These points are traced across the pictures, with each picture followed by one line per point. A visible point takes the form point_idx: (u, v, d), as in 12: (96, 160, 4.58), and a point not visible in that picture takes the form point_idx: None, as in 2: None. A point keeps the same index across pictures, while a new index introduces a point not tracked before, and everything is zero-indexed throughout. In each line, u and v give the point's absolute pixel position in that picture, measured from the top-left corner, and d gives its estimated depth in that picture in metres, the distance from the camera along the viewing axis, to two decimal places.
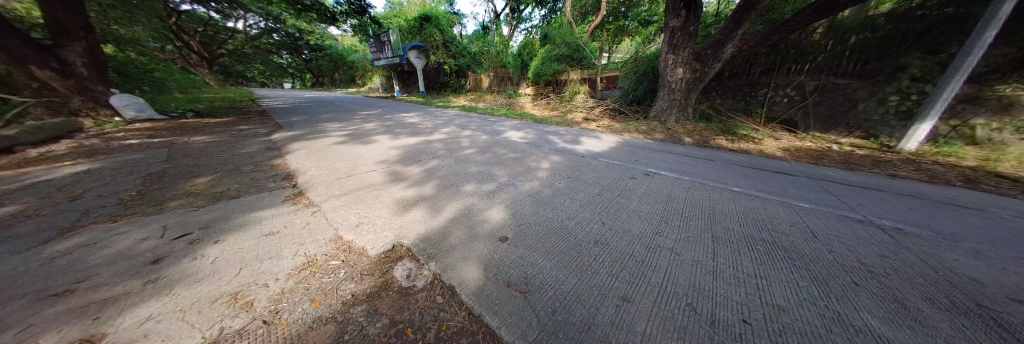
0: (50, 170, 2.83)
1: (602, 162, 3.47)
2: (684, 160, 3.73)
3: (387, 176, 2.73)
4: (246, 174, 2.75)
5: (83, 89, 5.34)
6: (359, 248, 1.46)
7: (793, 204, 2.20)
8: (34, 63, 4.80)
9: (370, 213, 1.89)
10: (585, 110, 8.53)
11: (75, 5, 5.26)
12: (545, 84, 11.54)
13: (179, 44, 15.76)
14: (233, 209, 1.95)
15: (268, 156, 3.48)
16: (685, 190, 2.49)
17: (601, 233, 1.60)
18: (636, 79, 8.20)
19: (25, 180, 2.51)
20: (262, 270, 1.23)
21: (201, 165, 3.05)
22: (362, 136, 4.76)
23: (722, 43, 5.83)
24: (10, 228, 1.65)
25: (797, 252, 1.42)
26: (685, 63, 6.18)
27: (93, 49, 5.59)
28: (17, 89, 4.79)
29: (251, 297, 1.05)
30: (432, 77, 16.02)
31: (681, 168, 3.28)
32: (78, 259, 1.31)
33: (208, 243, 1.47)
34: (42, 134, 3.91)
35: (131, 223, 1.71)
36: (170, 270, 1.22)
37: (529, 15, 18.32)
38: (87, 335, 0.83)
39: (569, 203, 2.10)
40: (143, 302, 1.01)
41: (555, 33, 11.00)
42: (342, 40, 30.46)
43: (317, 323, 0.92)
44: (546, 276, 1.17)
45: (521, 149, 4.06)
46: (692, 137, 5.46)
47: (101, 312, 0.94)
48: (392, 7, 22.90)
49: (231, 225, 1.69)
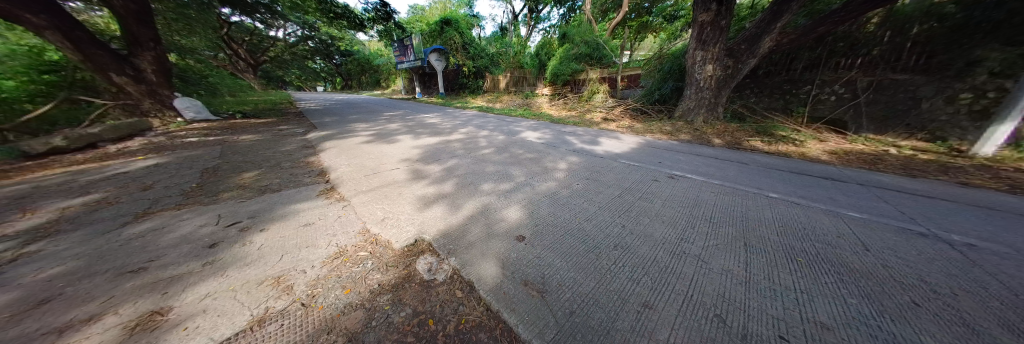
0: (127, 163, 3.28)
1: (622, 163, 3.37)
2: (711, 162, 3.53)
3: (409, 173, 2.85)
4: (286, 170, 3.01)
5: (152, 93, 6.11)
6: (384, 241, 1.53)
7: (838, 213, 1.98)
8: (113, 70, 5.56)
9: (394, 208, 1.98)
10: (604, 110, 8.34)
11: (146, 19, 6.02)
12: (563, 84, 11.42)
13: (230, 52, 17.60)
14: (275, 201, 2.13)
15: (304, 154, 3.77)
16: (713, 194, 2.34)
17: (621, 236, 1.56)
18: (660, 77, 7.85)
19: (107, 172, 2.93)
20: (300, 257, 1.34)
21: (247, 161, 3.38)
22: (387, 136, 5.00)
23: (759, 37, 5.39)
24: (97, 213, 1.94)
25: (844, 266, 1.28)
26: (716, 60, 5.82)
27: (161, 57, 6.39)
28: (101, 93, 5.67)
29: (290, 281, 1.15)
30: (452, 79, 16.40)
31: (708, 171, 3.09)
32: (150, 241, 1.51)
33: (254, 231, 1.62)
34: (119, 133, 4.53)
35: (192, 211, 1.93)
36: (224, 254, 1.37)
37: (548, 15, 18.19)
38: (157, 308, 0.97)
39: (588, 205, 2.06)
40: (202, 281, 1.14)
41: (573, 32, 10.88)
42: (368, 45, 32.25)
43: (347, 309, 0.99)
44: (564, 277, 1.16)
45: (538, 150, 4.04)
46: (722, 138, 5.14)
47: (168, 289, 1.09)
48: (414, 12, 23.84)
49: (274, 216, 1.85)
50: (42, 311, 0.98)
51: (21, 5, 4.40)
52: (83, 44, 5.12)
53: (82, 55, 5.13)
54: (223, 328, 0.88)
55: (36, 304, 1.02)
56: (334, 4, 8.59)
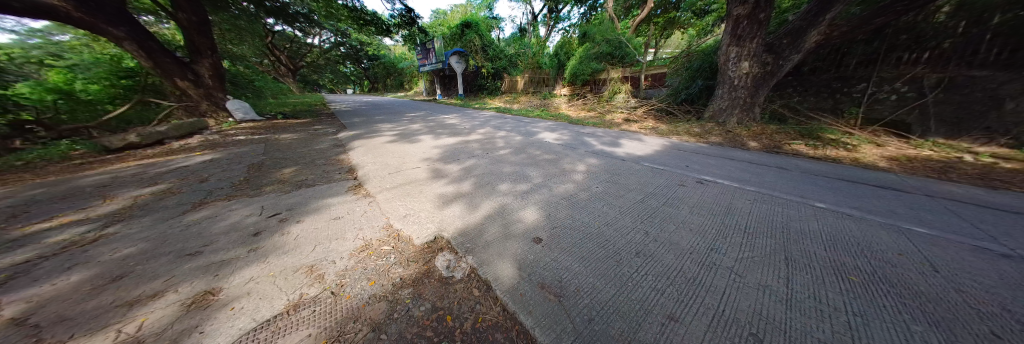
0: (187, 158, 3.72)
1: (645, 166, 3.23)
2: (745, 167, 3.28)
3: (429, 172, 2.95)
4: (320, 167, 3.24)
5: (208, 96, 6.88)
6: (406, 236, 1.60)
7: (897, 227, 1.74)
8: (177, 75, 6.33)
9: (415, 205, 2.06)
10: (626, 111, 8.04)
11: (206, 30, 6.81)
12: (582, 84, 11.21)
13: (274, 59, 19.37)
14: (309, 195, 2.30)
15: (335, 152, 4.03)
16: (747, 202, 2.16)
17: (643, 243, 1.49)
18: (688, 76, 7.42)
19: (172, 166, 3.34)
20: (331, 249, 1.43)
21: (286, 158, 3.69)
22: (409, 136, 5.21)
23: (805, 31, 4.91)
24: (164, 201, 2.23)
25: (906, 287, 1.12)
26: (752, 56, 5.40)
27: (218, 64, 7.15)
28: (164, 96, 6.52)
29: (322, 270, 1.23)
30: (471, 80, 16.71)
31: (742, 177, 2.87)
32: (205, 228, 1.71)
33: (292, 222, 1.77)
34: (181, 131, 5.14)
35: (239, 202, 2.14)
36: (265, 242, 1.51)
37: (568, 14, 17.96)
38: (210, 288, 1.10)
39: (607, 209, 2.00)
40: (247, 266, 1.26)
41: (594, 31, 10.62)
42: (393, 49, 33.83)
43: (372, 300, 1.05)
44: (582, 283, 1.14)
45: (556, 151, 3.99)
46: (758, 141, 4.74)
47: (219, 271, 1.22)
48: (437, 16, 24.68)
49: (309, 209, 2.00)
50: (118, 286, 1.13)
51: (105, 19, 5.13)
52: (153, 52, 5.86)
53: (153, 63, 5.89)
54: (264, 310, 0.97)
55: (113, 280, 1.19)
56: (363, 11, 9.11)
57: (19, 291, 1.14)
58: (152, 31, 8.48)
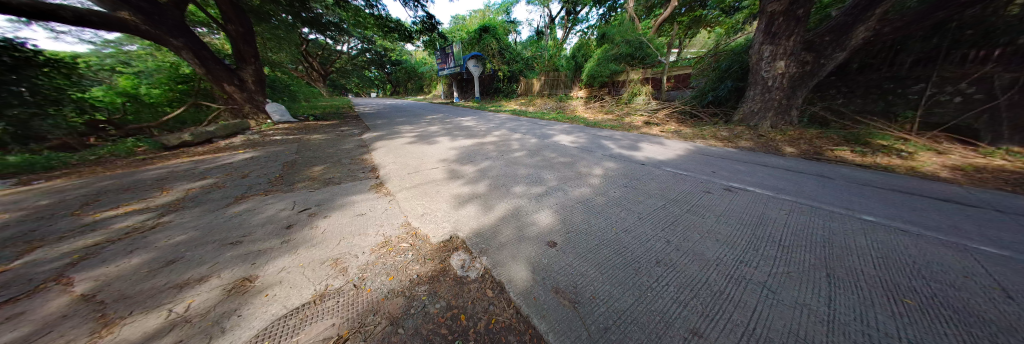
0: (231, 156, 4.09)
1: (666, 171, 3.10)
2: (778, 174, 3.04)
3: (446, 173, 3.02)
4: (346, 166, 3.43)
5: (250, 99, 7.55)
6: (423, 234, 1.64)
7: (962, 244, 1.52)
8: (225, 81, 7.01)
9: (432, 205, 2.12)
10: (646, 113, 7.77)
11: (250, 40, 7.50)
12: (600, 87, 11.00)
13: (307, 65, 20.93)
14: (336, 192, 2.45)
15: (360, 152, 4.25)
16: (781, 212, 1.99)
17: (665, 252, 1.42)
18: (715, 77, 7.03)
19: (219, 162, 3.70)
20: (353, 244, 1.50)
21: (316, 157, 3.95)
22: (428, 137, 5.38)
23: (851, 27, 4.48)
24: (211, 194, 2.47)
25: (983, 316, 0.96)
26: (789, 55, 5.01)
27: (259, 70, 7.83)
28: (215, 99, 7.32)
29: (345, 263, 1.30)
30: (487, 83, 16.96)
31: (776, 185, 2.66)
32: (245, 219, 1.86)
33: (320, 217, 1.88)
34: (227, 131, 5.69)
35: (274, 197, 2.32)
36: (296, 234, 1.62)
37: (586, 16, 17.73)
38: (248, 276, 1.19)
39: (626, 214, 1.93)
40: (280, 256, 1.36)
41: (614, 32, 10.38)
42: (414, 54, 35.25)
43: (390, 295, 1.09)
44: (598, 290, 1.11)
45: (572, 154, 3.94)
46: (795, 146, 4.38)
47: (256, 260, 1.32)
48: (456, 22, 25.42)
49: (335, 205, 2.12)
50: (171, 270, 1.27)
51: (167, 31, 5.79)
52: (206, 61, 6.56)
53: (206, 70, 6.57)
54: (294, 298, 1.05)
55: (167, 264, 1.33)
56: (388, 18, 9.59)
57: (91, 270, 1.31)
58: (206, 42, 9.50)
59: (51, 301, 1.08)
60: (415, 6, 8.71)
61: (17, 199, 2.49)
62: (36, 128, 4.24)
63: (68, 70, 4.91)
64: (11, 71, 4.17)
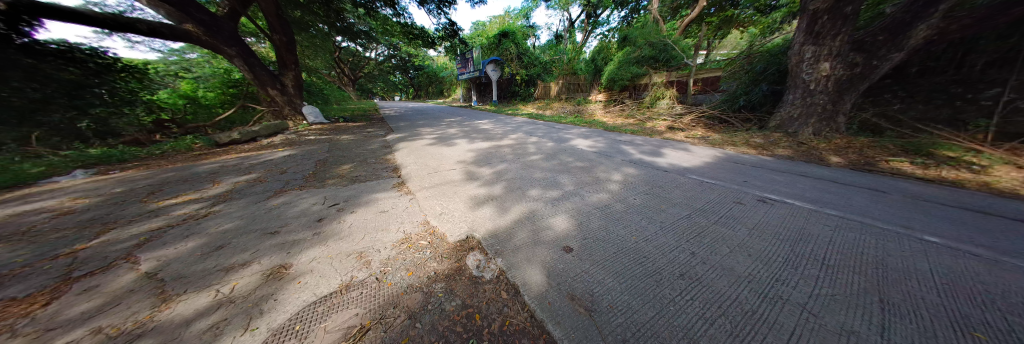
0: (271, 153, 4.47)
1: (691, 178, 2.94)
2: (821, 186, 2.77)
3: (464, 174, 3.08)
4: (371, 165, 3.63)
5: (290, 102, 8.20)
6: (441, 233, 1.69)
7: None
8: (269, 86, 7.67)
9: (450, 205, 2.17)
10: (670, 118, 7.45)
11: (292, 48, 8.20)
12: (620, 90, 10.73)
13: (339, 71, 22.49)
14: (362, 189, 2.59)
15: (384, 152, 4.47)
16: (824, 228, 1.82)
17: (690, 264, 1.34)
18: (749, 80, 6.58)
19: (262, 159, 4.07)
20: (376, 239, 1.58)
21: (344, 156, 4.21)
22: (447, 139, 5.54)
23: (909, 24, 4.01)
24: (254, 187, 2.72)
25: None
26: (836, 57, 4.59)
27: (298, 76, 8.53)
28: (260, 102, 8.06)
29: (368, 257, 1.36)
30: (505, 87, 17.14)
31: (817, 198, 2.42)
32: (282, 211, 2.03)
33: (347, 212, 2.00)
34: (269, 130, 6.25)
35: (307, 192, 2.50)
36: (326, 227, 1.73)
37: (607, 19, 17.42)
38: (283, 264, 1.29)
39: (647, 223, 1.85)
40: (312, 247, 1.47)
41: (636, 34, 10.09)
42: (436, 59, 36.62)
43: (409, 289, 1.13)
44: (616, 300, 1.07)
45: (590, 158, 3.86)
46: (841, 156, 3.97)
47: (289, 250, 1.43)
48: (476, 28, 26.11)
49: (361, 202, 2.24)
50: (219, 254, 1.41)
51: (223, 41, 6.50)
52: (254, 67, 7.26)
53: (253, 75, 7.25)
54: (322, 287, 1.12)
55: (216, 249, 1.48)
56: (413, 26, 10.03)
57: (154, 251, 1.49)
58: (254, 50, 10.53)
59: (122, 277, 1.24)
60: (439, 13, 9.07)
61: (99, 187, 2.89)
62: (113, 125, 4.95)
63: (140, 74, 5.63)
64: (95, 76, 4.85)
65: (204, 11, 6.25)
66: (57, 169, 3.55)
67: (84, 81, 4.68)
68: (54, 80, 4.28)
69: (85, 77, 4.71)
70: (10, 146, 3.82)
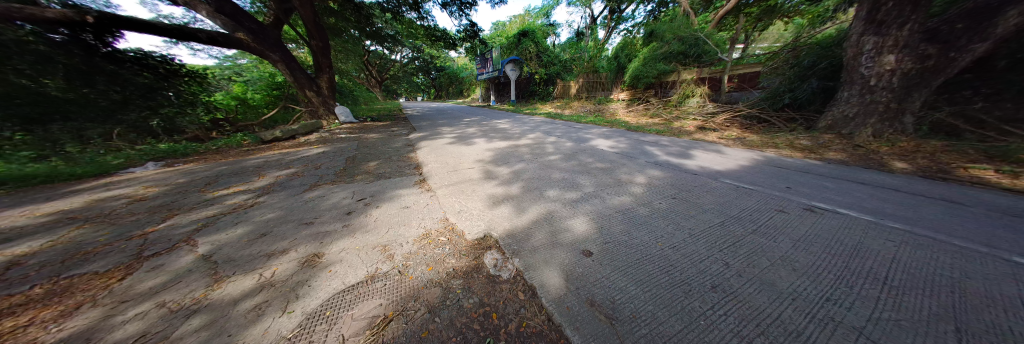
0: (307, 150, 4.85)
1: (724, 183, 2.73)
2: (881, 195, 2.44)
3: (482, 173, 3.11)
4: (395, 162, 3.79)
5: (324, 103, 8.76)
6: (459, 230, 1.72)
7: None
8: (307, 88, 8.27)
9: (468, 203, 2.21)
10: (701, 118, 6.98)
11: (327, 53, 8.77)
12: (645, 88, 10.25)
13: (367, 73, 23.86)
14: (387, 185, 2.72)
15: (406, 150, 4.66)
16: (886, 243, 1.58)
17: (723, 276, 1.24)
18: (793, 75, 5.97)
19: (299, 155, 4.42)
20: (399, 233, 1.64)
21: (371, 153, 4.44)
22: (466, 138, 5.65)
23: (1000, 8, 3.41)
24: (293, 180, 2.96)
25: None
26: (903, 48, 3.99)
27: (332, 78, 9.10)
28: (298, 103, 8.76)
29: (391, 251, 1.42)
30: (523, 87, 17.07)
31: (878, 209, 2.12)
32: (317, 204, 2.19)
33: (373, 207, 2.11)
34: (307, 129, 6.79)
35: (337, 186, 2.67)
36: (354, 220, 1.84)
37: (632, 14, 16.74)
38: (316, 253, 1.39)
39: (673, 229, 1.75)
40: (342, 238, 1.56)
41: (664, 29, 9.58)
42: (456, 60, 37.52)
43: (429, 284, 1.16)
44: (639, 309, 1.02)
45: (611, 159, 3.73)
46: (906, 161, 3.46)
47: (321, 240, 1.54)
48: (497, 28, 26.35)
49: (386, 197, 2.34)
50: (263, 241, 1.55)
51: (268, 47, 7.15)
52: (295, 71, 7.87)
53: (293, 78, 7.88)
54: (350, 277, 1.18)
55: (259, 236, 1.63)
56: (435, 28, 10.34)
57: (209, 236, 1.67)
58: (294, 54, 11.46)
59: (184, 258, 1.41)
60: (460, 15, 9.27)
61: (166, 177, 3.31)
62: (178, 123, 5.64)
63: (201, 79, 6.39)
64: (163, 80, 5.64)
65: (253, 21, 6.93)
66: (134, 161, 4.12)
67: (156, 84, 5.48)
68: (132, 83, 5.09)
69: (156, 81, 5.51)
70: (97, 140, 4.48)
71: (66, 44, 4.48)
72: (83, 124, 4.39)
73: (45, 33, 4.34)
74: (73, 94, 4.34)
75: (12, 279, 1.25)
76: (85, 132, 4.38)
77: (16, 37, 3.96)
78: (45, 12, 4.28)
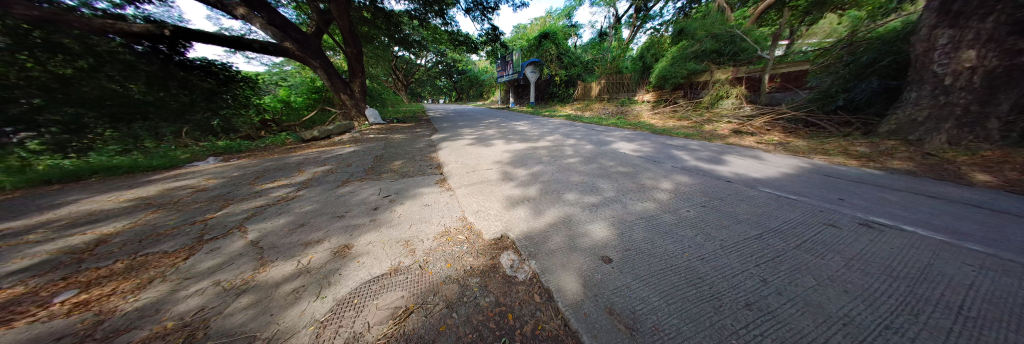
0: (339, 149, 5.23)
1: (762, 192, 2.50)
2: (960, 212, 2.08)
3: (500, 174, 3.14)
4: (418, 162, 3.96)
5: (356, 105, 9.28)
6: (477, 229, 1.75)
7: None
8: (342, 91, 8.86)
9: (486, 203, 2.24)
10: (736, 121, 6.47)
11: (359, 58, 9.33)
12: (672, 89, 9.74)
13: (394, 77, 25.19)
14: (410, 184, 2.84)
15: (429, 150, 4.85)
16: (968, 267, 1.35)
17: (762, 295, 1.13)
18: (848, 74, 5.34)
19: (332, 153, 4.78)
20: (420, 230, 1.71)
21: (396, 153, 4.68)
22: (485, 140, 5.75)
23: None
24: (328, 176, 3.21)
25: None
26: (988, 41, 3.40)
27: (363, 82, 9.67)
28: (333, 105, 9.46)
29: (413, 246, 1.49)
30: (543, 88, 16.96)
31: (959, 228, 1.81)
32: (346, 199, 2.35)
33: (396, 203, 2.22)
34: (342, 129, 7.30)
35: (366, 183, 2.85)
36: (380, 215, 1.95)
37: (660, 11, 16.00)
38: (345, 244, 1.49)
39: (704, 240, 1.62)
40: (368, 232, 1.66)
41: (694, 27, 9.05)
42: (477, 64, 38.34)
43: (447, 280, 1.19)
44: (664, 323, 0.96)
45: (634, 163, 3.59)
46: (993, 172, 2.93)
47: (351, 233, 1.65)
48: (518, 31, 26.55)
49: (409, 195, 2.46)
50: (301, 231, 1.71)
51: (310, 54, 7.77)
52: (332, 75, 8.48)
53: (330, 82, 8.48)
54: (375, 268, 1.25)
55: (299, 226, 1.79)
56: (458, 33, 10.66)
57: (256, 224, 1.87)
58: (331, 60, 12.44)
59: (235, 242, 1.59)
60: (483, 19, 9.49)
61: (223, 171, 3.75)
62: (234, 123, 6.45)
63: (253, 84, 7.19)
64: (223, 85, 6.47)
65: (298, 31, 7.67)
66: (198, 155, 4.73)
67: (217, 89, 6.35)
68: (198, 88, 5.95)
69: (217, 86, 6.36)
70: (168, 137, 5.12)
71: (146, 54, 5.27)
72: (158, 123, 5.09)
73: (131, 45, 5.14)
74: (152, 97, 5.08)
75: (102, 254, 1.50)
76: (160, 130, 5.05)
77: (109, 48, 4.71)
78: (132, 27, 5.03)
